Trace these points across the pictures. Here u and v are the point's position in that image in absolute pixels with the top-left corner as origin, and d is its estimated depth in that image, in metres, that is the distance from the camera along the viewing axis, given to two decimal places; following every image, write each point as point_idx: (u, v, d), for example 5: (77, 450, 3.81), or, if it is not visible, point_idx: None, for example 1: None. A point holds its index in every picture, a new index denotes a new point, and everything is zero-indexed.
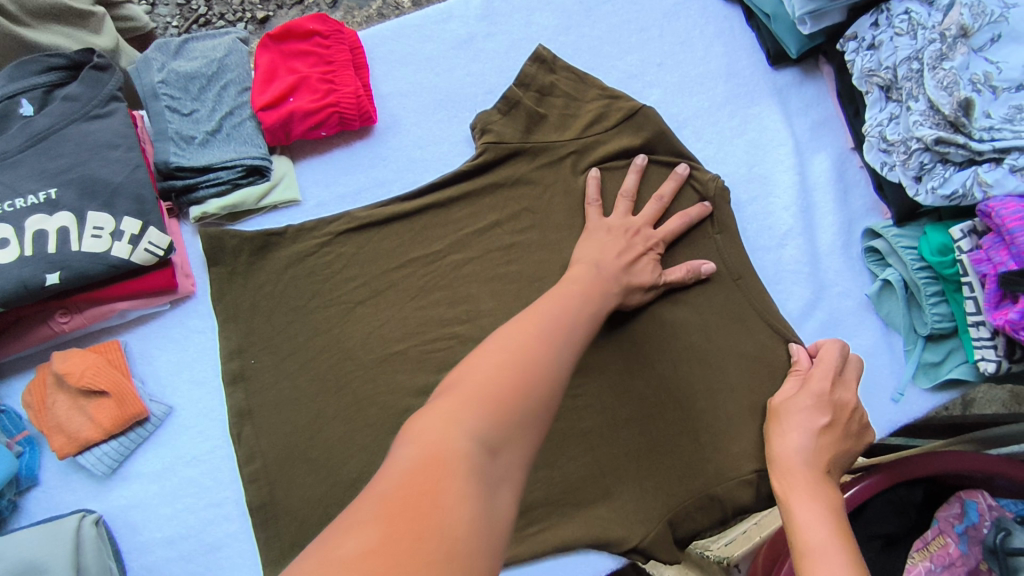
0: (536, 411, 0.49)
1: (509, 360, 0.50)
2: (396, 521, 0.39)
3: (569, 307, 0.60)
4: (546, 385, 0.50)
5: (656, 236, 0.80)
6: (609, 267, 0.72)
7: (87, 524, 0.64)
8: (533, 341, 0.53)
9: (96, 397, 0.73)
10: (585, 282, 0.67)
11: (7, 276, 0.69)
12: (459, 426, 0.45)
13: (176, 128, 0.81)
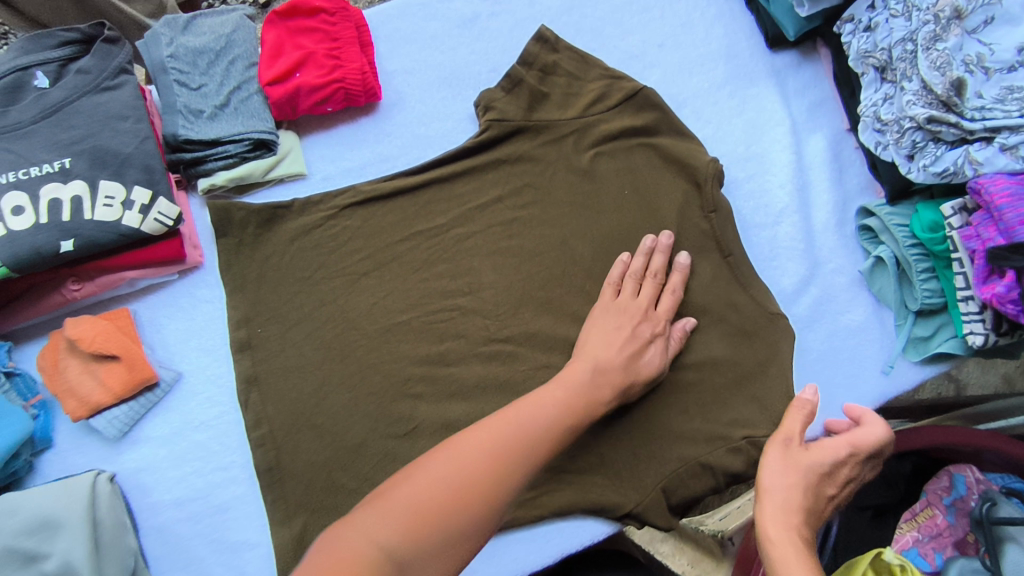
0: (461, 530, 0.53)
1: (448, 476, 0.54)
2: None
3: (543, 417, 0.63)
4: (478, 502, 0.54)
5: (659, 322, 0.79)
6: (610, 368, 0.72)
7: (101, 482, 0.66)
8: (481, 456, 0.57)
9: (107, 362, 0.75)
10: (578, 387, 0.69)
11: (22, 242, 0.70)
12: (375, 536, 0.49)
13: (184, 101, 0.83)
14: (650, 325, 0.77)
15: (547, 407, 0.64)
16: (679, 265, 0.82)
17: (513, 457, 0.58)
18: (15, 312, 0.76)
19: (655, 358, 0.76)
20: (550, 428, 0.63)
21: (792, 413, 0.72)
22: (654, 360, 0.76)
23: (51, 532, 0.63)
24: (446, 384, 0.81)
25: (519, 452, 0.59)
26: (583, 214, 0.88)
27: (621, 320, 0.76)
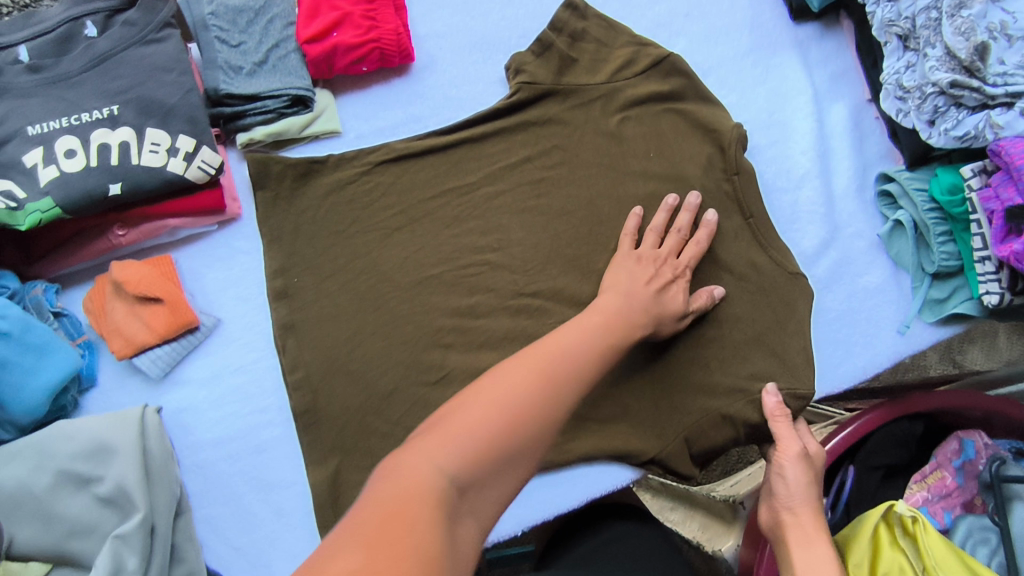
0: (516, 455, 0.52)
1: (503, 399, 0.54)
2: (378, 544, 0.41)
3: (586, 344, 0.63)
4: (532, 428, 0.54)
5: (681, 265, 0.81)
6: (638, 299, 0.73)
7: (150, 414, 0.69)
8: (526, 382, 0.56)
9: (151, 304, 0.78)
10: (611, 312, 0.69)
11: (73, 185, 0.73)
12: (436, 462, 0.48)
13: (225, 58, 0.85)
14: (671, 265, 0.79)
15: (587, 333, 0.64)
16: (707, 222, 0.85)
17: (557, 383, 0.57)
18: (60, 257, 0.79)
19: (677, 298, 0.77)
20: (591, 354, 0.62)
21: (778, 424, 0.78)
22: (676, 301, 0.77)
23: (105, 456, 0.66)
24: (476, 335, 0.83)
25: (563, 375, 0.58)
26: (610, 176, 0.90)
27: (647, 266, 0.77)
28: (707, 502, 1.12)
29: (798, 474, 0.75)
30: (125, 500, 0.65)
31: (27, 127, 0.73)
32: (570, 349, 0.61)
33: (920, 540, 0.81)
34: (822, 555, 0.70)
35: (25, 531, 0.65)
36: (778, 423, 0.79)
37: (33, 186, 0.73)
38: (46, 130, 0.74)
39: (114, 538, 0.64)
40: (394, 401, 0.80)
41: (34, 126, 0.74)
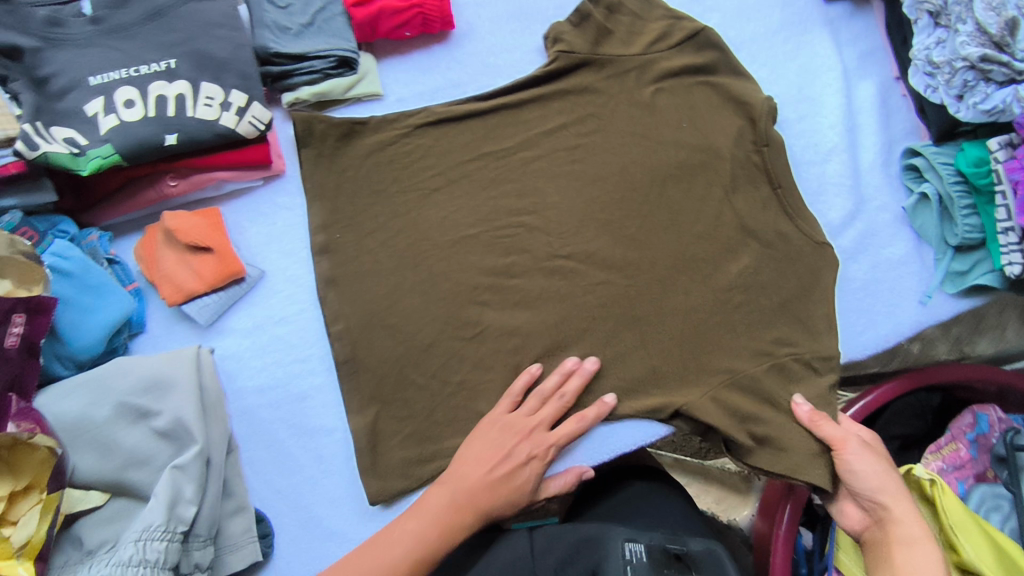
0: None
1: None
2: None
3: (396, 550, 0.71)
4: None
5: (549, 441, 0.79)
6: (467, 487, 0.74)
7: (204, 355, 0.72)
8: None
9: (201, 254, 0.81)
10: (431, 512, 0.74)
11: (131, 132, 0.76)
12: None
13: (273, 18, 0.87)
14: (531, 446, 0.77)
15: (399, 540, 0.72)
16: (604, 403, 0.82)
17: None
18: (113, 206, 0.82)
19: (530, 446, 0.77)
20: (398, 562, 0.70)
21: (824, 426, 0.78)
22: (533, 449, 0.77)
23: (162, 391, 0.69)
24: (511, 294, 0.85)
25: None
26: (643, 144, 0.92)
27: (507, 423, 0.78)
28: (721, 476, 1.17)
29: (870, 465, 0.77)
30: (181, 434, 0.68)
31: (88, 77, 0.76)
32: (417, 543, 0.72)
33: (937, 502, 0.85)
34: (927, 545, 0.73)
35: (85, 459, 0.67)
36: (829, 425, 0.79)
37: (94, 134, 0.75)
38: (107, 81, 0.76)
39: (173, 468, 0.67)
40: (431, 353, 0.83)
41: (96, 76, 0.76)
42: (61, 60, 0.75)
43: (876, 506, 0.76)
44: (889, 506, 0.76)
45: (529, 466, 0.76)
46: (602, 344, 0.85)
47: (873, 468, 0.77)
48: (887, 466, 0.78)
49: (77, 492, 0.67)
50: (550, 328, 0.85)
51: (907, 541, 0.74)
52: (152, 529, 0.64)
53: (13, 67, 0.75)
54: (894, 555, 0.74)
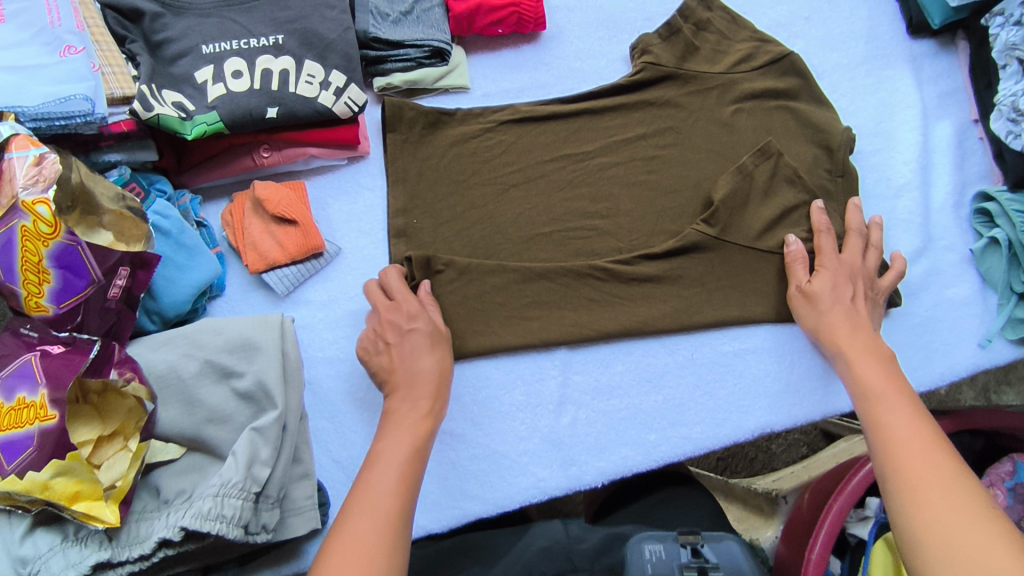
0: (413, 461, 0.66)
1: (396, 454, 0.66)
2: (369, 540, 0.58)
3: (427, 377, 0.75)
4: (409, 464, 0.66)
5: (417, 314, 0.78)
6: (416, 372, 0.75)
7: (287, 323, 0.74)
8: (412, 439, 0.68)
9: (285, 226, 0.83)
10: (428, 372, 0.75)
11: (237, 102, 0.79)
12: (378, 487, 0.62)
13: (375, 4, 0.90)
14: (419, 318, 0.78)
15: (430, 373, 0.75)
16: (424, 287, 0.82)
17: (403, 509, 0.61)
18: (208, 170, 0.84)
19: (436, 363, 0.76)
20: (433, 399, 0.74)
21: (794, 272, 0.86)
22: (432, 370, 0.76)
23: (248, 353, 0.70)
24: (576, 292, 0.86)
25: (431, 399, 0.74)
26: (721, 162, 0.93)
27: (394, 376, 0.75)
28: (745, 495, 1.06)
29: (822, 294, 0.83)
30: (263, 396, 0.69)
31: (201, 46, 0.79)
32: (401, 468, 0.65)
33: None
34: (864, 352, 0.77)
35: (171, 411, 0.69)
36: (820, 237, 0.86)
37: (200, 100, 0.78)
38: (218, 51, 0.80)
39: (252, 429, 0.67)
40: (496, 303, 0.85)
41: (208, 46, 0.80)
42: (180, 27, 0.80)
43: (839, 305, 0.82)
44: (842, 343, 0.79)
45: (442, 386, 0.76)
46: (662, 352, 0.87)
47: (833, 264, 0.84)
48: (829, 298, 0.82)
49: (159, 443, 0.69)
50: (615, 332, 0.86)
51: (888, 390, 0.71)
52: (230, 485, 0.64)
53: (131, 29, 0.79)
54: (851, 356, 0.77)
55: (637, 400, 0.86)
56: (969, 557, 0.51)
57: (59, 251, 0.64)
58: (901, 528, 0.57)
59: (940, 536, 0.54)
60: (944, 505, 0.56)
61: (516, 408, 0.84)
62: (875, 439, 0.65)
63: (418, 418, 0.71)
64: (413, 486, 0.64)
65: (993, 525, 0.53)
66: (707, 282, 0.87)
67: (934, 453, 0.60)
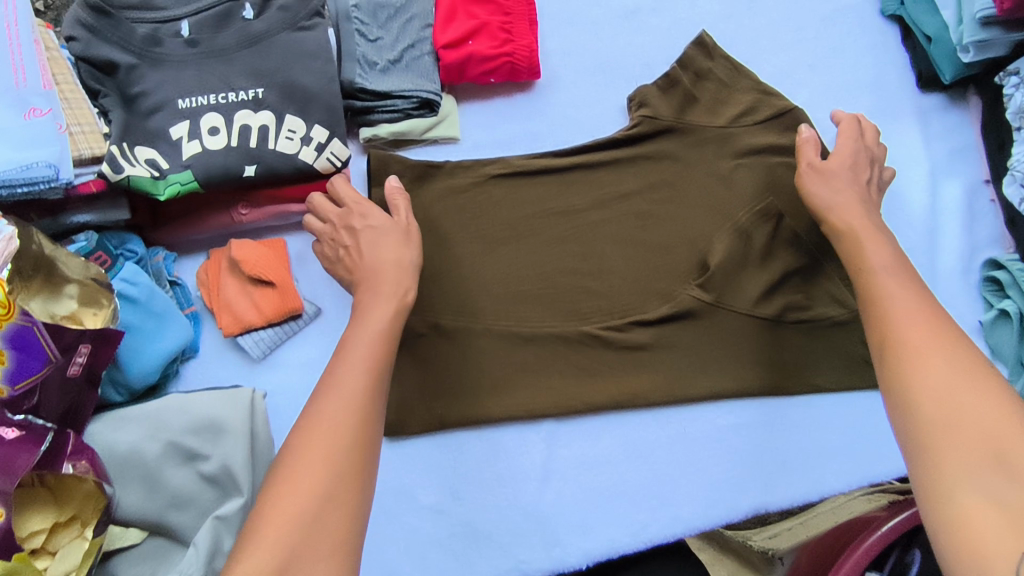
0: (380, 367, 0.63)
1: (365, 356, 0.64)
2: (320, 450, 0.55)
3: (400, 267, 0.73)
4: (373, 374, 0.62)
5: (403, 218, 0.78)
6: (391, 268, 0.73)
7: (258, 399, 0.71)
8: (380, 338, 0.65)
9: (263, 287, 0.80)
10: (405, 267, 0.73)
11: (213, 161, 0.75)
12: (337, 395, 0.59)
13: (362, 52, 0.85)
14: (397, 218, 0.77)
15: (403, 262, 0.73)
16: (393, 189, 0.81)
17: (363, 432, 0.58)
18: (181, 226, 0.80)
19: (404, 251, 0.74)
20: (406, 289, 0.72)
21: (807, 151, 0.81)
22: (397, 259, 0.74)
23: (214, 434, 0.68)
24: (564, 358, 0.83)
25: (397, 280, 0.72)
26: (717, 219, 0.87)
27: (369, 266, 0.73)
28: (740, 549, 0.92)
29: (837, 181, 0.79)
30: (228, 481, 0.67)
31: (178, 99, 0.76)
32: (369, 362, 0.63)
33: None
34: (870, 232, 0.74)
35: (132, 495, 0.66)
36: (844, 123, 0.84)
37: (175, 158, 0.75)
38: (195, 105, 0.76)
39: (215, 518, 0.64)
40: (483, 370, 0.82)
41: (185, 100, 0.76)
42: (157, 79, 0.76)
43: (853, 183, 0.79)
44: (848, 222, 0.76)
45: (411, 273, 0.74)
46: (652, 426, 0.83)
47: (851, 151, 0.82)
48: (848, 181, 0.79)
49: (118, 528, 0.66)
50: (604, 404, 0.82)
51: (884, 268, 0.70)
52: None
53: (105, 82, 0.75)
54: (862, 237, 0.74)
55: (626, 476, 0.82)
56: (969, 419, 0.52)
57: (13, 334, 0.61)
58: (899, 401, 0.57)
59: (939, 403, 0.54)
60: (940, 378, 0.55)
61: (500, 481, 0.81)
62: (877, 322, 0.64)
63: (387, 306, 0.69)
64: (382, 376, 0.63)
65: (995, 391, 0.53)
66: (702, 351, 0.84)
67: (932, 330, 0.60)
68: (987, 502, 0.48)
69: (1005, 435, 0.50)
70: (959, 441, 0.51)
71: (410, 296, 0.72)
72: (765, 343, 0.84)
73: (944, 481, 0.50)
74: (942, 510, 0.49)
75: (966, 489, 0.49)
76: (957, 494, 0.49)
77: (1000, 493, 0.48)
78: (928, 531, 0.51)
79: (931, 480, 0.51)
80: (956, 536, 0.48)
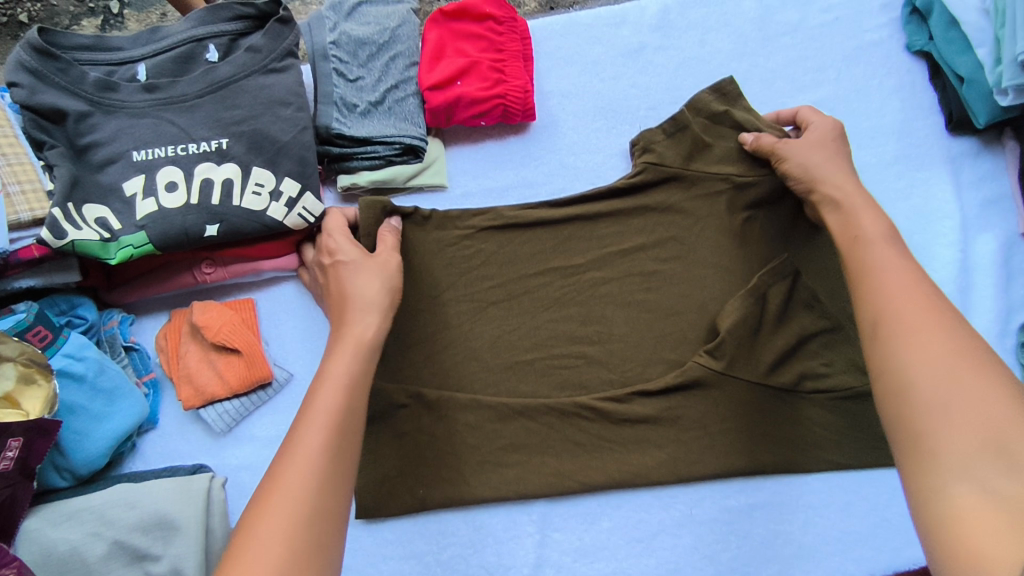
0: (345, 409, 0.57)
1: (327, 401, 0.57)
2: (282, 516, 0.50)
3: (368, 309, 0.65)
4: (336, 428, 0.56)
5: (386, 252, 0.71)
6: (359, 303, 0.65)
7: (217, 487, 0.64)
8: (343, 378, 0.59)
9: (227, 354, 0.73)
10: (376, 306, 0.66)
11: (170, 221, 0.68)
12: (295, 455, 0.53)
13: (340, 94, 0.79)
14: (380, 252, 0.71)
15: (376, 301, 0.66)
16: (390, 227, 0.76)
17: (328, 489, 0.52)
18: (141, 287, 0.74)
19: (381, 286, 0.67)
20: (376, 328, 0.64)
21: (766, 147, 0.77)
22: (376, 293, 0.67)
23: (166, 533, 0.61)
24: (561, 434, 0.75)
25: (363, 315, 0.64)
26: (727, 280, 0.79)
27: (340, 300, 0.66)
28: None
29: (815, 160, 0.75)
30: None
31: (133, 151, 0.69)
32: (329, 416, 0.56)
33: None
34: (864, 202, 0.71)
35: None
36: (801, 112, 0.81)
37: (129, 217, 0.68)
38: (151, 158, 0.69)
39: None
40: (468, 446, 0.74)
41: (141, 151, 0.69)
42: (111, 128, 0.69)
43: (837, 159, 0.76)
44: (841, 197, 0.72)
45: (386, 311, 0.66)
46: (656, 507, 0.76)
47: (822, 119, 0.79)
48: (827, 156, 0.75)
49: None
50: (602, 485, 0.75)
51: (879, 238, 0.67)
52: None
53: (53, 132, 0.69)
54: (852, 207, 0.71)
55: (626, 564, 0.75)
56: (965, 411, 0.48)
57: None
58: (894, 378, 0.53)
59: (933, 387, 0.51)
60: (935, 353, 0.52)
61: (486, 570, 0.74)
62: (864, 291, 0.61)
63: (348, 347, 0.62)
64: (349, 423, 0.57)
65: (995, 374, 0.50)
66: (712, 428, 0.76)
67: (925, 304, 0.57)
68: (976, 495, 0.45)
69: (1007, 423, 0.47)
70: (957, 429, 0.48)
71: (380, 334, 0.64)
72: (782, 417, 0.76)
73: (935, 472, 0.47)
74: (935, 507, 0.46)
75: (962, 481, 0.46)
76: (948, 486, 0.46)
77: (993, 485, 0.45)
78: (920, 532, 0.48)
79: (924, 468, 0.48)
80: (947, 539, 0.45)
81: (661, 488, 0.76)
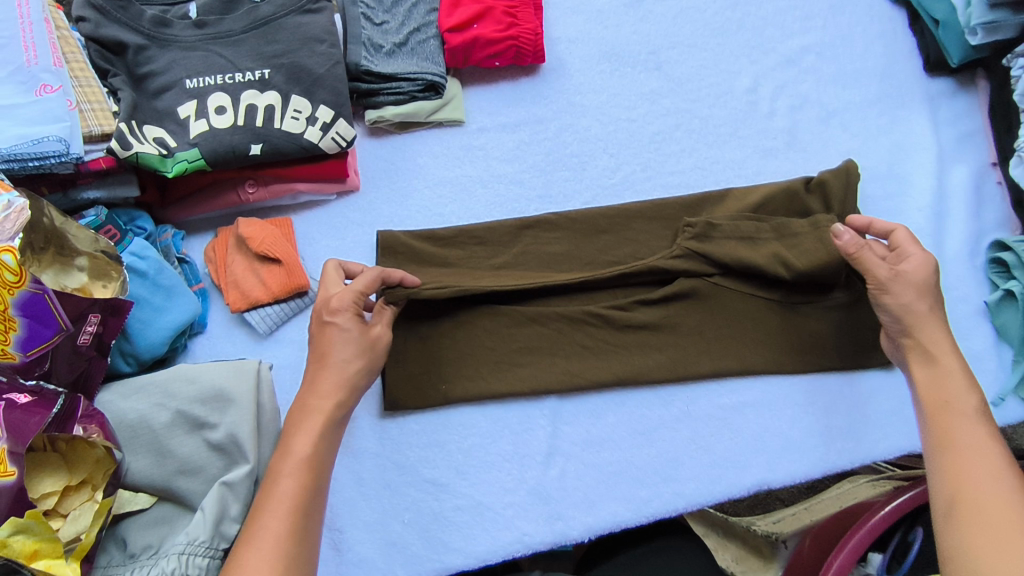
0: (305, 487, 0.59)
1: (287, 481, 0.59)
2: None
3: (331, 384, 0.65)
4: (298, 507, 0.58)
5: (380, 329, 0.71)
6: (333, 379, 0.65)
7: (264, 370, 0.72)
8: (304, 454, 0.61)
9: (269, 264, 0.81)
10: (342, 380, 0.66)
11: (220, 139, 0.77)
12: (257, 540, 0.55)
13: (368, 35, 0.87)
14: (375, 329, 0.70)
15: (338, 376, 0.66)
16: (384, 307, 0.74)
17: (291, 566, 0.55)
18: (191, 205, 0.83)
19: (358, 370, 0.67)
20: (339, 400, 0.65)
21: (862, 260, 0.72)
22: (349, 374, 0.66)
23: (221, 404, 0.69)
24: (569, 338, 0.83)
25: (326, 393, 0.65)
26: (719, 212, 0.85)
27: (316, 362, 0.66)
28: (744, 534, 0.88)
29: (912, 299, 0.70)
30: (234, 451, 0.68)
31: (185, 79, 0.77)
32: (288, 500, 0.58)
33: None
34: (941, 339, 0.68)
35: (141, 461, 0.68)
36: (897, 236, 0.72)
37: (183, 137, 0.77)
38: (201, 85, 0.78)
39: (222, 483, 0.66)
40: (484, 348, 0.82)
41: (192, 79, 0.77)
42: (166, 60, 0.78)
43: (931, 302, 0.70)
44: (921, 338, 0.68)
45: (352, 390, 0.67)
46: (656, 405, 0.84)
47: (919, 249, 0.71)
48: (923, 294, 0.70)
49: (127, 493, 0.68)
50: (607, 382, 0.83)
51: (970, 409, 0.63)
52: (198, 543, 0.63)
53: (115, 61, 0.77)
54: (924, 339, 0.68)
55: (629, 454, 0.83)
56: None
57: (26, 300, 0.62)
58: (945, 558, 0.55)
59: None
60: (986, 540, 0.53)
61: (503, 458, 0.82)
62: (931, 447, 0.61)
63: (314, 424, 0.63)
64: (311, 501, 0.60)
65: None
66: (707, 334, 0.83)
67: (992, 474, 0.57)
68: None
69: None
70: None
71: (342, 413, 0.66)
72: (772, 321, 0.83)
73: None
74: None
75: None
76: None
77: None
78: None
79: None
80: None
81: (659, 387, 0.84)
